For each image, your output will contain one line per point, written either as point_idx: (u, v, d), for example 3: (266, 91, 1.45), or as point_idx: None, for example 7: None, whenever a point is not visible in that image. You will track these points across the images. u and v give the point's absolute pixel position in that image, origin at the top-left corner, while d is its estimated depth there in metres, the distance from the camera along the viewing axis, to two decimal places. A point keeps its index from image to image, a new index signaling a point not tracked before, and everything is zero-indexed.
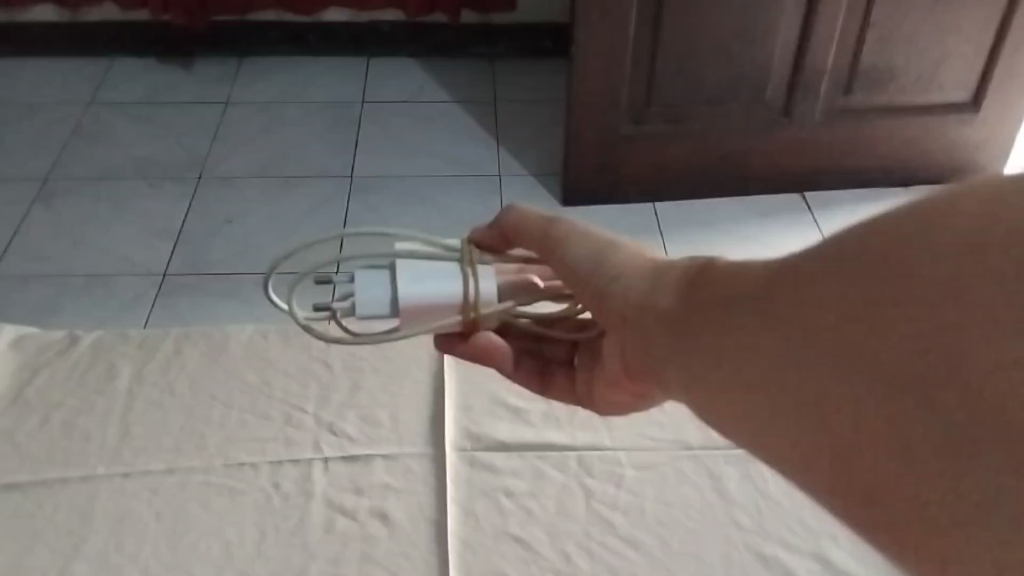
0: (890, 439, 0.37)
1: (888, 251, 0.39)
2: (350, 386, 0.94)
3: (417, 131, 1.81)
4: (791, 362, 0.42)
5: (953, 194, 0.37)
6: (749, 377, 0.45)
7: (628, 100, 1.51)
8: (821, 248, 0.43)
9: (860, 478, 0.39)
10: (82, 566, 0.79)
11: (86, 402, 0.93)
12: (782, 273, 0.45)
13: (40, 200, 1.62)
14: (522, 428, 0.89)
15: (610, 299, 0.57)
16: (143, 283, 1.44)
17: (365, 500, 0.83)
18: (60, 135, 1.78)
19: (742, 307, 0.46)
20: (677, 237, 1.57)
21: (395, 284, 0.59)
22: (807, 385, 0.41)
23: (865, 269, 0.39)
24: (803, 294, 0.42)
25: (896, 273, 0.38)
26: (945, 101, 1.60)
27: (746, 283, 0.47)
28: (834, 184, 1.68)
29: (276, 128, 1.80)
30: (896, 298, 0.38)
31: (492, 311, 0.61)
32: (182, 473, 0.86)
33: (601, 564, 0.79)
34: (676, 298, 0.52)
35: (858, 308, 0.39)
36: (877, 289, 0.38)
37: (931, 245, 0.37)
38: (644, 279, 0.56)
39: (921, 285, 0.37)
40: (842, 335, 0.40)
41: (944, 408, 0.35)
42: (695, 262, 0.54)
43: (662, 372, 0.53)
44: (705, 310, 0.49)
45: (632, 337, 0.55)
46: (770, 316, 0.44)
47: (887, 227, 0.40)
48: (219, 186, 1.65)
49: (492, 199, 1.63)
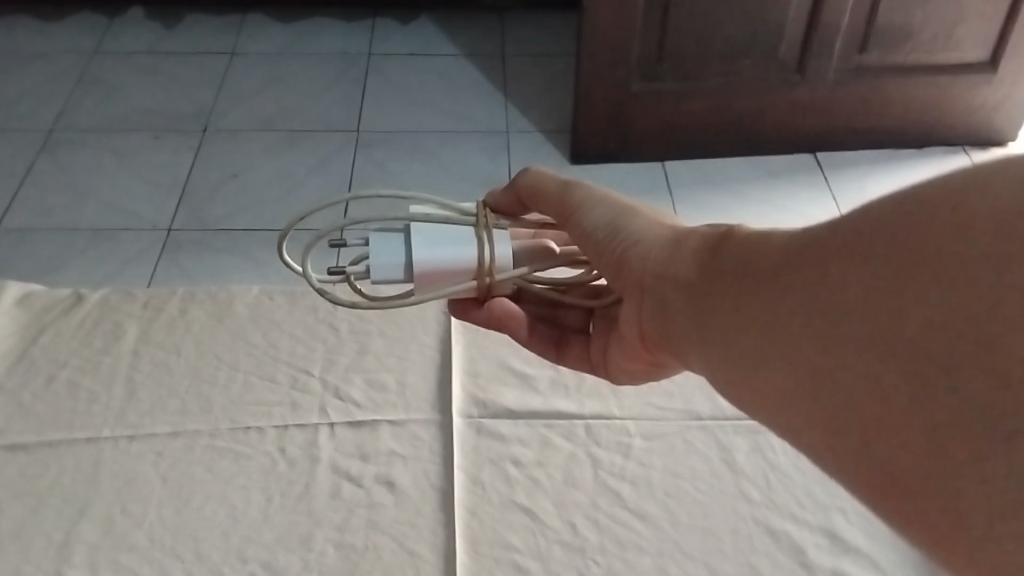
0: (904, 424, 0.36)
1: (915, 224, 0.37)
2: (356, 349, 0.92)
3: (424, 85, 1.78)
4: (810, 338, 0.41)
5: (985, 168, 0.36)
6: (765, 345, 0.44)
7: (640, 56, 1.48)
8: (847, 217, 0.41)
9: (871, 459, 0.37)
10: (88, 529, 0.79)
11: (91, 361, 0.92)
12: (804, 244, 0.43)
13: (46, 151, 1.60)
14: (530, 395, 0.88)
15: (626, 266, 0.56)
16: (148, 238, 1.43)
17: (370, 467, 0.83)
18: (65, 85, 1.75)
19: (764, 279, 0.45)
20: (687, 197, 1.55)
21: (409, 249, 0.58)
22: (823, 355, 0.40)
23: (892, 245, 0.38)
24: (824, 270, 0.41)
25: (923, 249, 0.36)
26: (963, 60, 1.56)
27: (771, 254, 0.46)
28: (847, 145, 1.65)
29: (282, 81, 1.78)
30: (921, 270, 0.36)
31: (507, 277, 0.60)
32: (188, 435, 0.86)
33: (608, 535, 0.79)
34: (695, 267, 0.51)
35: (881, 287, 0.38)
36: (900, 268, 0.37)
37: (959, 225, 0.35)
38: (663, 246, 0.54)
39: (948, 261, 0.35)
40: (863, 315, 0.38)
41: (966, 388, 0.33)
42: (714, 231, 0.53)
43: (681, 343, 0.52)
44: (726, 280, 0.48)
45: (649, 304, 0.54)
46: (791, 284, 0.43)
47: (915, 202, 0.38)
48: (222, 140, 1.63)
49: (500, 156, 1.61)
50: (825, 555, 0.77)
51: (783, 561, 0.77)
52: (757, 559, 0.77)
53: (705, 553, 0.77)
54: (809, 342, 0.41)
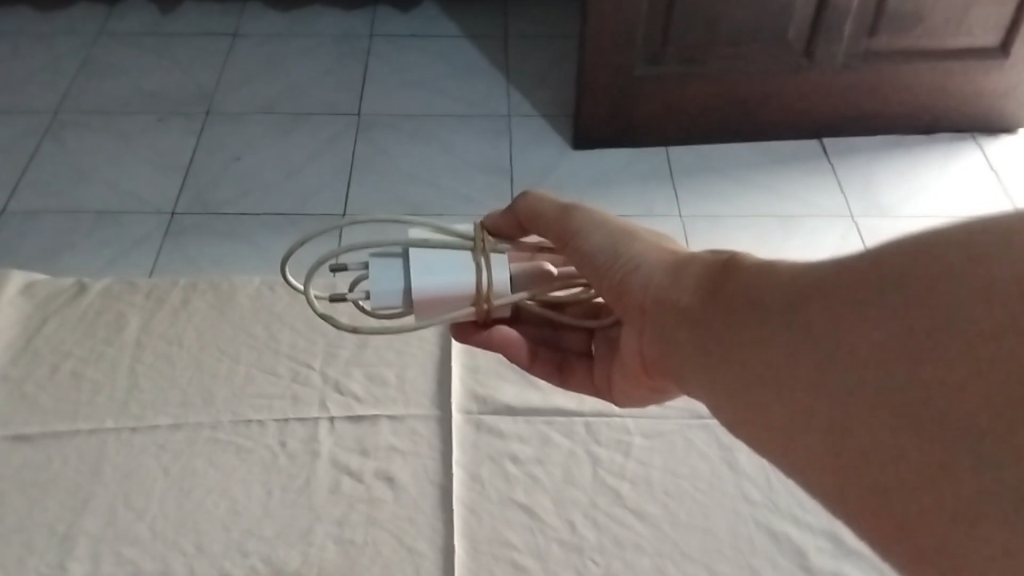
0: (896, 478, 0.36)
1: (924, 277, 0.37)
2: (357, 344, 0.92)
3: (426, 67, 1.77)
4: (808, 380, 0.41)
5: (991, 227, 0.36)
6: (767, 384, 0.44)
7: (644, 40, 1.47)
8: (853, 263, 0.41)
9: (862, 508, 0.38)
10: (92, 520, 0.80)
11: (94, 351, 0.92)
12: (807, 286, 0.43)
13: (51, 132, 1.60)
14: (529, 391, 0.88)
15: (628, 292, 0.56)
16: (153, 221, 1.43)
17: (370, 461, 0.84)
18: (68, 66, 1.75)
19: (765, 315, 0.45)
20: (689, 183, 1.54)
21: (407, 275, 0.58)
22: (826, 404, 0.40)
23: (895, 297, 0.38)
24: (825, 313, 0.41)
25: (925, 305, 0.36)
26: (973, 47, 1.55)
27: (771, 290, 0.46)
28: (853, 131, 1.64)
29: (284, 62, 1.77)
30: (928, 326, 0.36)
31: (506, 302, 0.60)
32: (189, 428, 0.86)
33: (606, 535, 0.80)
34: (696, 295, 0.51)
35: (881, 339, 0.38)
36: (901, 322, 0.37)
37: (961, 286, 0.35)
38: (664, 272, 0.54)
39: (955, 320, 0.35)
40: (862, 364, 0.38)
41: (959, 452, 0.33)
42: (716, 259, 0.53)
43: (680, 368, 0.52)
44: (726, 312, 0.48)
45: (652, 331, 0.54)
46: (796, 326, 0.43)
47: (920, 255, 0.38)
48: (226, 122, 1.62)
49: (502, 140, 1.60)
50: (825, 558, 0.79)
51: (783, 563, 0.79)
52: (757, 562, 0.79)
53: (705, 556, 0.79)
54: (812, 387, 0.41)
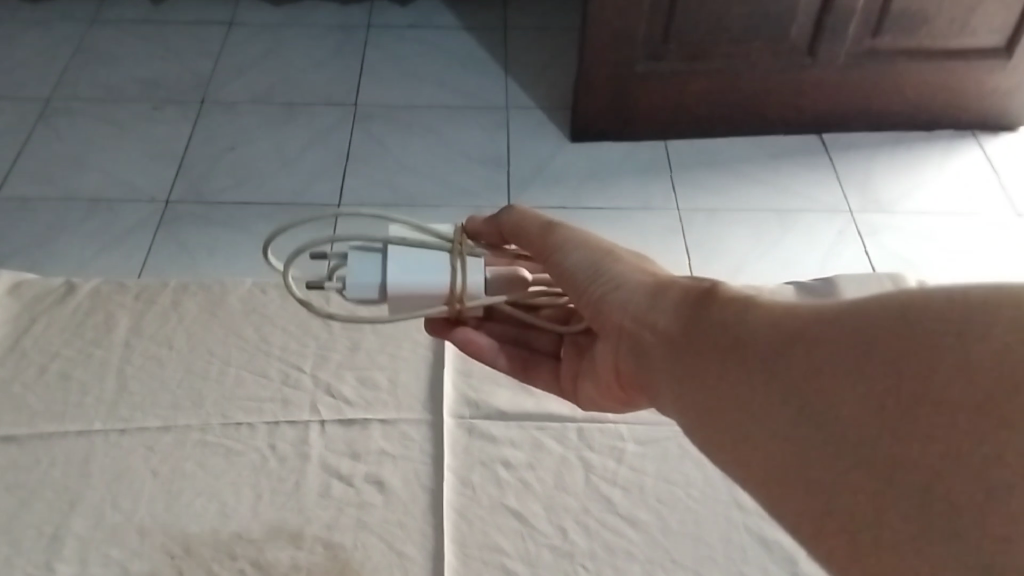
0: (868, 531, 0.36)
1: (925, 343, 0.37)
2: (349, 346, 0.91)
3: (423, 58, 1.75)
4: (790, 419, 0.41)
5: (998, 299, 0.36)
6: (747, 421, 0.43)
7: (645, 36, 1.45)
8: (851, 314, 0.41)
9: (829, 555, 0.37)
10: (79, 522, 0.78)
11: (82, 353, 0.90)
12: (799, 326, 0.43)
13: (44, 119, 1.58)
14: (522, 397, 0.88)
15: (606, 311, 0.55)
16: (146, 211, 1.42)
17: (361, 465, 0.83)
18: (62, 53, 1.73)
19: (750, 350, 0.44)
20: (687, 177, 1.53)
21: (384, 271, 0.57)
22: (807, 445, 0.39)
23: (893, 350, 0.38)
24: (816, 357, 0.41)
25: (923, 365, 0.36)
26: (978, 46, 1.53)
27: (760, 324, 0.45)
28: (854, 127, 1.63)
29: (280, 52, 1.75)
30: (925, 395, 0.36)
31: (478, 304, 0.59)
32: (179, 430, 0.84)
33: (598, 541, 0.79)
34: (676, 318, 0.50)
35: (873, 390, 0.38)
36: (898, 377, 0.37)
37: (964, 353, 0.35)
38: (645, 290, 0.54)
39: (953, 396, 0.35)
40: (850, 412, 0.38)
41: (940, 518, 0.33)
42: (701, 284, 0.52)
43: (654, 388, 0.51)
44: (710, 339, 0.47)
45: (629, 351, 0.53)
46: (785, 369, 0.42)
47: (921, 313, 0.38)
48: (221, 112, 1.61)
49: (499, 133, 1.59)
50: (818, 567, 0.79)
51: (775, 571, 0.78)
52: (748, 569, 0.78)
53: (695, 562, 0.78)
54: (796, 431, 0.40)
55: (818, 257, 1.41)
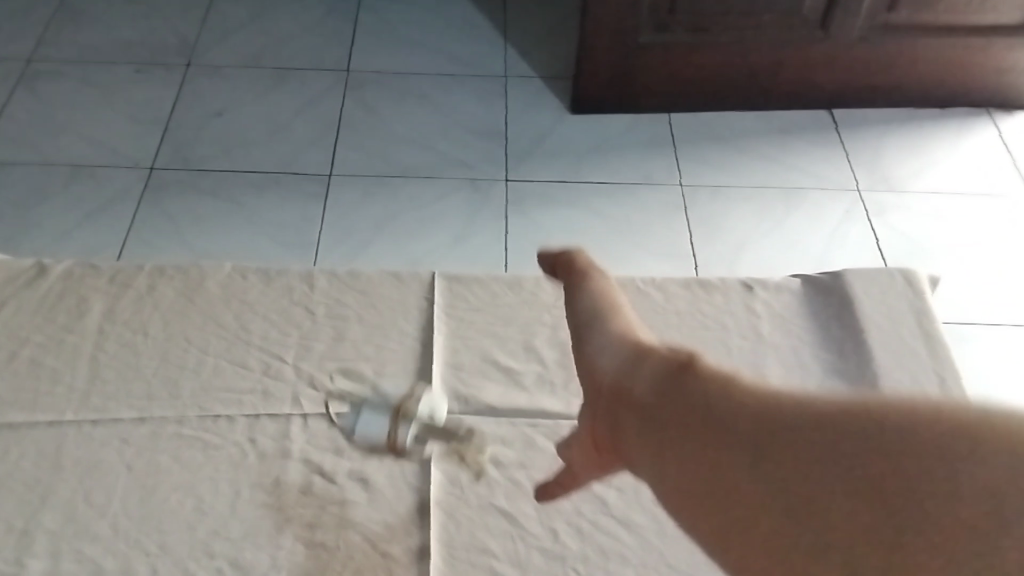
0: None
1: (899, 468, 0.33)
2: (333, 336, 0.86)
3: (418, 23, 1.69)
4: (767, 520, 0.37)
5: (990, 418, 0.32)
6: (714, 523, 0.39)
7: (652, 6, 1.39)
8: (823, 415, 0.37)
9: None
10: (49, 517, 0.73)
11: (54, 339, 0.85)
12: (773, 412, 0.39)
13: (25, 82, 1.52)
14: (514, 392, 0.83)
15: (589, 373, 0.51)
16: (131, 178, 1.37)
17: (344, 462, 0.78)
18: (43, 12, 1.67)
19: (721, 425, 0.40)
20: (690, 151, 1.48)
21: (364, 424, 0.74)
22: (786, 552, 0.36)
23: (872, 453, 0.34)
24: (794, 450, 0.37)
25: (903, 481, 0.33)
26: (997, 22, 1.47)
27: (732, 400, 0.41)
28: (864, 103, 1.57)
29: (270, 15, 1.69)
30: (902, 533, 0.32)
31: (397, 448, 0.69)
32: (154, 423, 0.79)
33: (591, 544, 0.75)
34: (648, 381, 0.46)
35: (852, 495, 0.34)
36: (878, 487, 0.33)
37: (949, 473, 0.32)
38: (625, 355, 0.49)
39: (930, 519, 0.32)
40: (828, 523, 0.34)
41: None
42: (677, 350, 0.48)
43: (624, 455, 0.47)
44: (678, 408, 0.43)
45: (601, 415, 0.49)
46: (756, 456, 0.38)
47: (903, 417, 0.34)
48: (207, 77, 1.55)
49: (496, 103, 1.53)
50: None
51: None
52: None
53: (695, 567, 0.74)
54: (767, 546, 0.36)
55: (819, 253, 1.34)
